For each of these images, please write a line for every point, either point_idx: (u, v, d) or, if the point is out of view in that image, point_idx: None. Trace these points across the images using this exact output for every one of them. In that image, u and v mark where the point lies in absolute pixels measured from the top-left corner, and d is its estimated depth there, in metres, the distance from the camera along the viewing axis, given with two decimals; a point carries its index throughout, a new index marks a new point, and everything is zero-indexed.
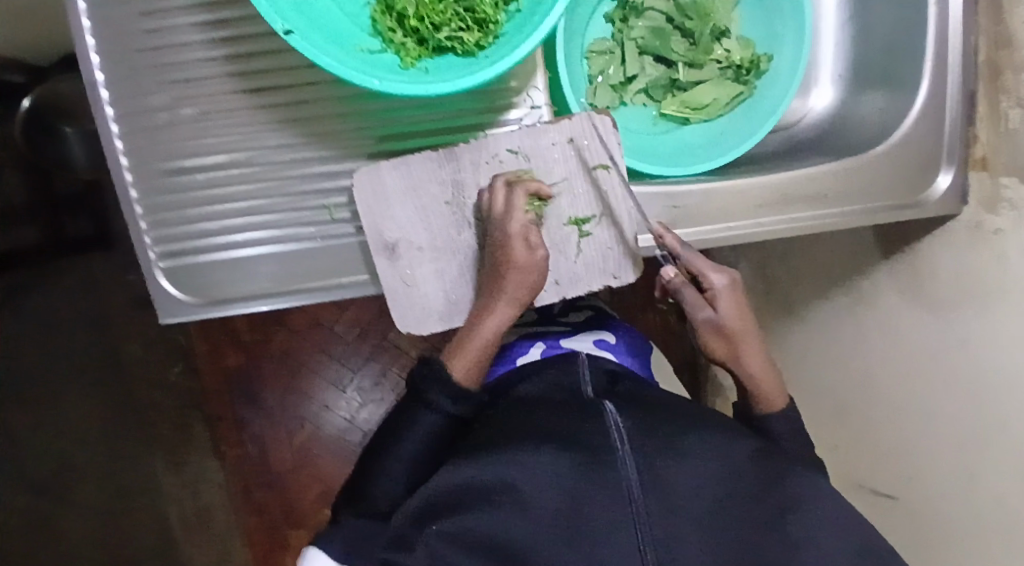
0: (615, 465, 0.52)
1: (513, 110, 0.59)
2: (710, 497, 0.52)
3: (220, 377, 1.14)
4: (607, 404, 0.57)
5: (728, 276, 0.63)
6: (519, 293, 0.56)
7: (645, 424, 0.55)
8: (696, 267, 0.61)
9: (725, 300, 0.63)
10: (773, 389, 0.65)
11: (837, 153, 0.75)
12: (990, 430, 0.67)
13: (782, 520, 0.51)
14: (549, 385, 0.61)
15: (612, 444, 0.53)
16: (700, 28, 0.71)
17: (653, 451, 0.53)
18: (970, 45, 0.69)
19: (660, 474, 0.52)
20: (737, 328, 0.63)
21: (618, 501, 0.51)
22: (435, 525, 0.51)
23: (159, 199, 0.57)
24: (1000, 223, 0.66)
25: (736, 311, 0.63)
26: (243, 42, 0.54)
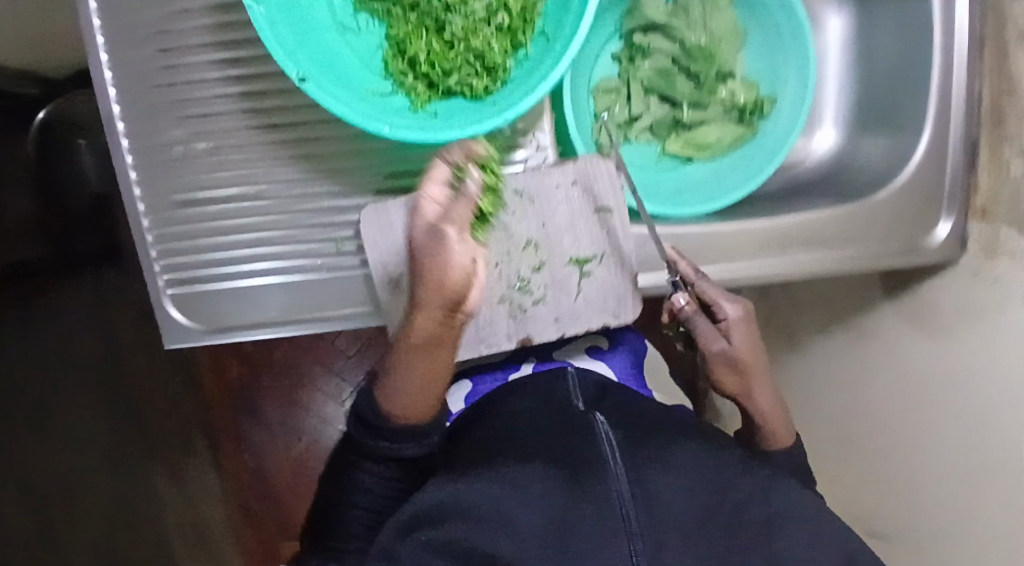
0: (604, 474, 0.49)
1: (519, 149, 0.61)
2: (701, 506, 0.49)
3: (224, 391, 1.14)
4: (595, 417, 0.55)
5: (742, 307, 0.65)
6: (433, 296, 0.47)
7: (636, 436, 0.53)
8: (709, 298, 0.63)
9: (739, 332, 0.65)
10: (778, 422, 0.69)
11: (839, 194, 0.76)
12: (986, 473, 0.68)
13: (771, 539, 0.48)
14: (537, 401, 0.60)
15: (602, 455, 0.51)
16: (706, 70, 0.72)
17: (641, 462, 0.51)
18: (975, 91, 0.70)
19: (649, 484, 0.49)
20: (749, 359, 0.66)
21: (608, 512, 0.48)
22: (422, 535, 0.48)
23: (169, 229, 0.59)
24: (999, 270, 0.67)
25: (749, 342, 0.66)
26: (258, 80, 0.56)
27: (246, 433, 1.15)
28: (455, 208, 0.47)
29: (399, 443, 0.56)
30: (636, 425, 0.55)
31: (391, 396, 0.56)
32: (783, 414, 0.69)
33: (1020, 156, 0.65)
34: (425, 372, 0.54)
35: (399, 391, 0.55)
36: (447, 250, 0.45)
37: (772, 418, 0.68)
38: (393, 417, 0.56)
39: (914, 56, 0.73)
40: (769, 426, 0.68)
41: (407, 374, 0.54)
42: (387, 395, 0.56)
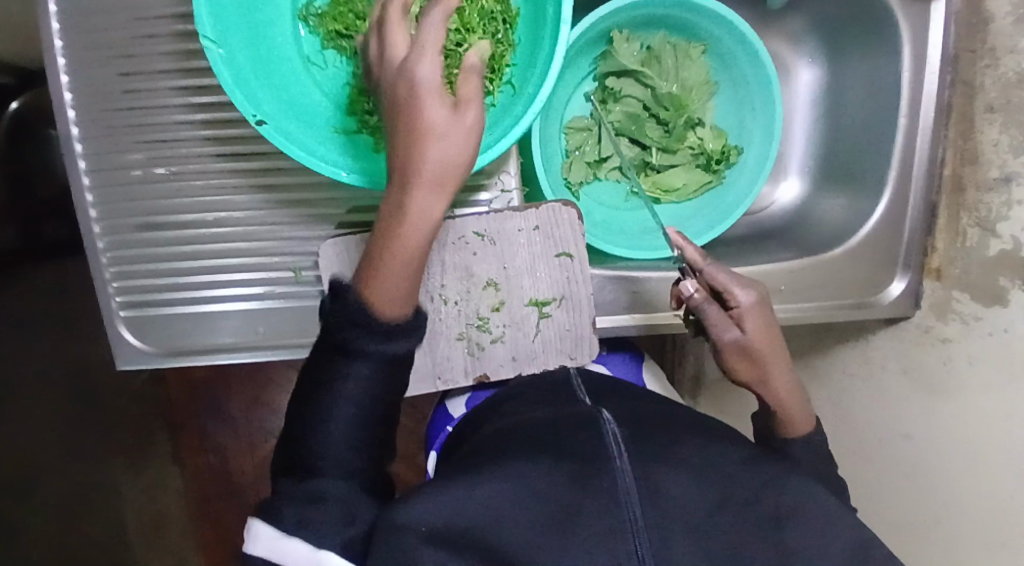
0: (611, 473, 0.43)
1: (483, 191, 0.62)
2: (710, 501, 0.42)
3: (185, 387, 1.13)
4: (602, 412, 0.49)
5: (755, 292, 0.59)
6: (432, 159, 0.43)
7: (642, 434, 0.47)
8: (722, 282, 0.59)
9: (755, 319, 0.59)
10: (798, 412, 0.61)
11: (797, 248, 0.77)
12: (927, 521, 0.70)
13: (778, 527, 0.42)
14: (540, 403, 0.55)
15: (609, 449, 0.45)
16: (675, 118, 0.73)
17: (650, 458, 0.44)
18: (938, 156, 0.72)
19: (658, 480, 0.42)
20: (763, 349, 0.59)
21: (616, 508, 0.41)
22: (418, 526, 0.41)
23: (124, 251, 0.59)
24: (948, 333, 0.69)
25: (764, 329, 0.59)
26: (222, 109, 0.57)
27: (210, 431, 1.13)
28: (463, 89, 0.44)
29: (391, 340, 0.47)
30: (640, 424, 0.49)
31: (382, 283, 0.46)
32: (803, 400, 0.61)
33: (977, 225, 0.67)
34: (416, 246, 0.45)
35: (392, 269, 0.46)
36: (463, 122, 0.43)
37: (791, 405, 0.60)
38: (388, 310, 0.46)
39: (883, 116, 0.75)
40: (786, 413, 0.60)
41: (400, 246, 0.45)
42: (376, 286, 0.46)
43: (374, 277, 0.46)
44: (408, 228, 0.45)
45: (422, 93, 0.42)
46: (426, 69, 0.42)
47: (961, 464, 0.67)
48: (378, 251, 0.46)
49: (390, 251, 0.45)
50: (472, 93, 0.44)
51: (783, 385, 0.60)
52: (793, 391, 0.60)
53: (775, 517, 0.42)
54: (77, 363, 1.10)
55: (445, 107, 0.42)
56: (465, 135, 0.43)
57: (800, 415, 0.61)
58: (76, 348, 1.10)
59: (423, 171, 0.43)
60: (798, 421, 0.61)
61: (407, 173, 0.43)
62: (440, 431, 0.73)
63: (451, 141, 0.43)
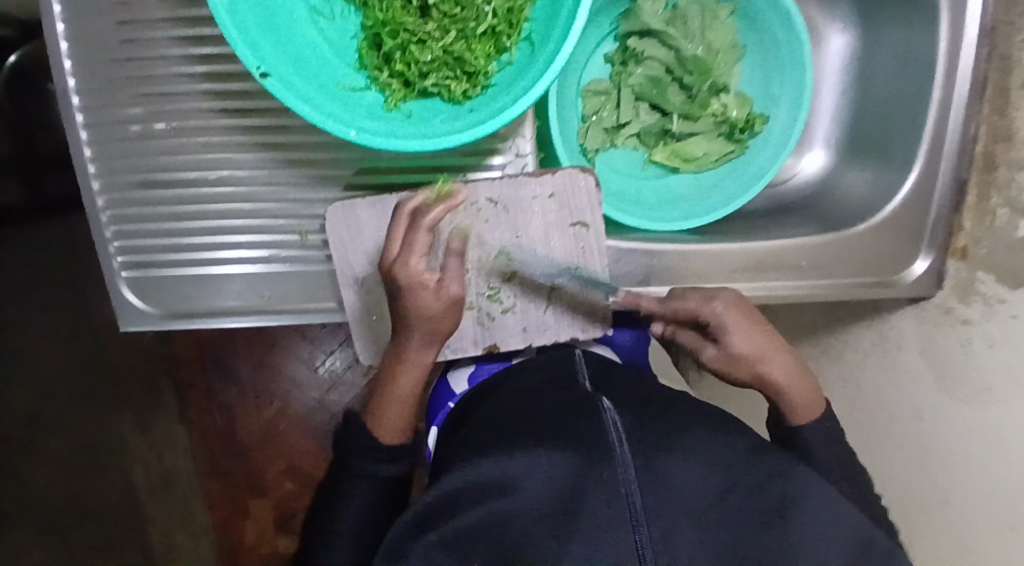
0: (613, 460, 0.45)
1: (497, 155, 0.60)
2: (713, 489, 0.45)
3: (194, 345, 1.12)
4: (602, 398, 0.52)
5: (722, 308, 0.61)
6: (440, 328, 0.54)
7: (645, 420, 0.50)
8: (688, 309, 0.61)
9: (731, 331, 0.61)
10: (803, 395, 0.61)
11: (820, 222, 0.75)
12: (933, 504, 0.69)
13: (783, 516, 0.44)
14: (542, 377, 0.58)
15: (610, 438, 0.47)
16: (699, 83, 0.70)
17: (651, 446, 0.47)
18: (970, 132, 0.69)
19: (660, 469, 0.45)
20: (751, 351, 0.61)
21: (618, 495, 0.44)
22: (430, 534, 0.45)
23: (125, 209, 0.57)
24: (970, 314, 0.67)
25: (745, 333, 0.61)
26: (224, 61, 0.55)
27: (216, 391, 1.12)
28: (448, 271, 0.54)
29: (387, 465, 0.58)
30: (643, 408, 0.52)
31: (383, 425, 0.58)
32: (806, 381, 0.61)
33: (1007, 205, 0.64)
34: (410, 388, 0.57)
35: (392, 414, 0.58)
36: (447, 289, 0.53)
37: (797, 390, 0.61)
38: (388, 442, 0.58)
39: (914, 90, 0.72)
40: (788, 398, 0.61)
41: (398, 392, 0.57)
42: (379, 425, 0.58)
43: (378, 417, 0.58)
44: (406, 375, 0.57)
45: (410, 291, 0.52)
46: (410, 277, 0.52)
47: (966, 449, 0.66)
48: (381, 403, 0.58)
49: (393, 395, 0.57)
50: (456, 268, 0.54)
51: (783, 372, 0.61)
52: (796, 375, 0.61)
53: (780, 504, 0.44)
54: (84, 319, 1.10)
55: (430, 297, 0.52)
56: (451, 309, 0.54)
57: (810, 397, 0.61)
58: (83, 306, 1.09)
59: (416, 333, 0.54)
60: (812, 405, 0.61)
61: (404, 342, 0.55)
62: (440, 407, 0.70)
63: (442, 315, 0.54)
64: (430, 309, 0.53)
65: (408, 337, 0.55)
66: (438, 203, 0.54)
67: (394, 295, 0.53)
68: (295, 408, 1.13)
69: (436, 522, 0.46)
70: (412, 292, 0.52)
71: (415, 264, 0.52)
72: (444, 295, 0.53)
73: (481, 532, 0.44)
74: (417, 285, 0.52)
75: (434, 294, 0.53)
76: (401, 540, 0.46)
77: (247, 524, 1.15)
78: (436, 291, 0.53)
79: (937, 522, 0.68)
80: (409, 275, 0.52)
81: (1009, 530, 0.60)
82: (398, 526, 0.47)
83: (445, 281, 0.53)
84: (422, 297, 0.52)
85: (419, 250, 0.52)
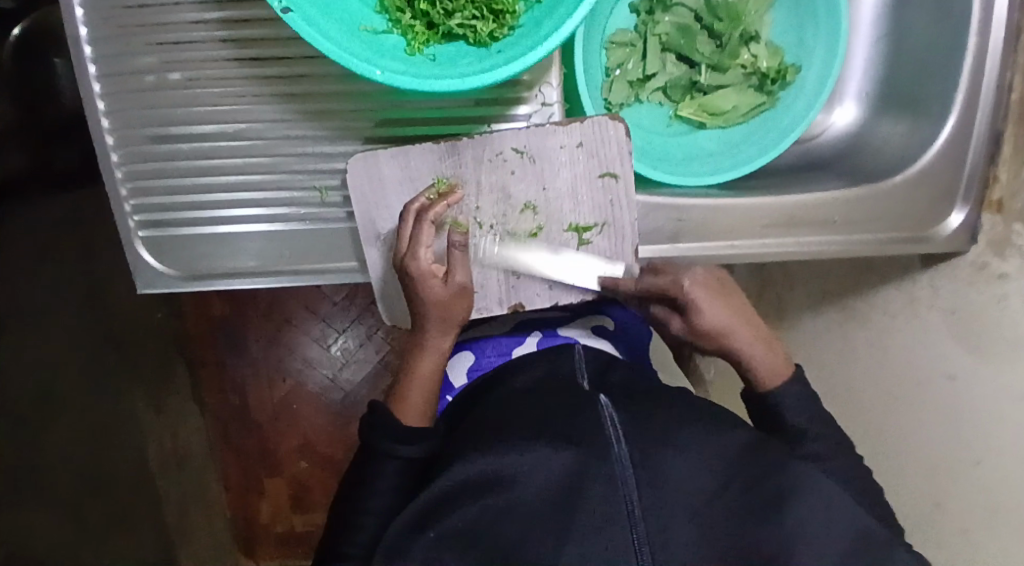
0: (610, 459, 0.49)
1: (522, 105, 0.57)
2: (705, 490, 0.48)
3: (203, 321, 1.16)
4: (601, 397, 0.55)
5: (690, 287, 0.63)
6: (452, 314, 0.56)
7: (639, 418, 0.53)
8: (661, 290, 0.62)
9: (699, 310, 0.63)
10: (774, 362, 0.64)
11: (849, 177, 0.73)
12: (961, 467, 0.67)
13: (780, 513, 0.47)
14: (542, 379, 0.61)
15: (608, 437, 0.51)
16: (729, 31, 0.68)
17: (647, 445, 0.50)
18: (1006, 81, 0.66)
19: (654, 468, 0.49)
20: (719, 326, 0.64)
21: (615, 493, 0.47)
22: (432, 530, 0.49)
23: (141, 164, 0.57)
24: (1006, 268, 0.63)
25: (713, 310, 0.64)
26: (238, 7, 0.54)
27: (229, 367, 1.16)
28: (453, 260, 0.54)
29: (411, 445, 0.57)
30: (638, 407, 0.55)
31: (404, 407, 0.59)
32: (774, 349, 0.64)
33: None
34: (429, 370, 0.59)
35: (413, 398, 0.59)
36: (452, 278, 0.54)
37: (762, 357, 0.64)
38: (410, 423, 0.58)
39: (950, 38, 0.69)
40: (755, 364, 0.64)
41: (420, 375, 0.59)
42: (402, 409, 0.59)
43: (403, 401, 0.59)
44: (427, 359, 0.59)
45: (421, 282, 0.54)
46: (420, 268, 0.54)
47: (995, 410, 0.63)
48: (403, 386, 0.59)
49: (414, 379, 0.59)
50: (460, 258, 0.54)
51: (747, 341, 0.64)
52: (759, 343, 0.64)
53: (777, 498, 0.48)
54: None
55: (440, 288, 0.54)
56: (460, 298, 0.55)
57: (778, 363, 0.64)
58: None
59: (431, 321, 0.56)
60: (779, 371, 0.64)
61: (420, 328, 0.57)
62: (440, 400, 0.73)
63: (450, 304, 0.55)
64: (439, 298, 0.54)
65: (423, 325, 0.57)
66: (438, 199, 0.55)
67: (407, 287, 0.55)
68: (308, 388, 1.16)
69: (437, 518, 0.49)
70: (424, 282, 0.54)
71: (421, 263, 0.53)
72: (450, 284, 0.54)
73: (482, 528, 0.48)
74: (423, 279, 0.54)
75: (441, 284, 0.54)
76: (402, 536, 0.50)
77: (261, 501, 1.20)
78: (443, 280, 0.54)
79: (965, 485, 0.66)
80: (418, 269, 0.53)
81: None
82: (400, 521, 0.51)
83: (453, 271, 0.54)
84: (430, 288, 0.54)
85: (425, 248, 0.53)
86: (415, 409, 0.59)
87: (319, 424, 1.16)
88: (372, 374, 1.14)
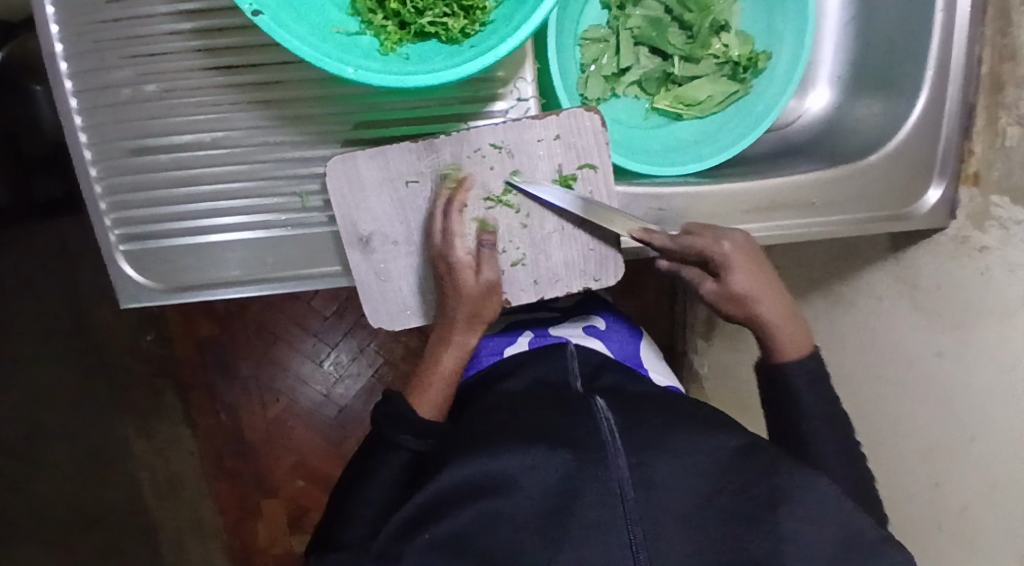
0: (606, 463, 0.48)
1: (498, 101, 0.59)
2: (699, 494, 0.48)
3: (192, 346, 1.09)
4: (596, 399, 0.54)
5: (730, 250, 0.58)
6: (484, 311, 0.58)
7: (635, 419, 0.52)
8: (697, 247, 0.57)
9: (735, 271, 0.58)
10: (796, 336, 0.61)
11: (828, 160, 0.73)
12: (956, 442, 0.67)
13: (773, 515, 0.46)
14: (535, 380, 0.60)
15: (603, 439, 0.49)
16: (699, 21, 0.68)
17: (644, 447, 0.49)
18: (975, 55, 0.67)
19: (651, 471, 0.48)
20: (752, 293, 0.59)
21: (609, 498, 0.46)
22: (424, 533, 0.48)
23: (119, 177, 0.59)
24: (987, 241, 0.64)
25: (750, 277, 0.58)
26: (211, 16, 0.56)
27: (219, 390, 1.10)
28: (482, 257, 0.57)
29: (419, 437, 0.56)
30: (636, 408, 0.53)
31: (423, 399, 0.58)
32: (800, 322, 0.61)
33: (1018, 123, 0.63)
34: (451, 366, 0.58)
35: (432, 391, 0.58)
36: (484, 272, 0.57)
37: (786, 328, 0.60)
38: (426, 414, 0.58)
39: (917, 16, 0.70)
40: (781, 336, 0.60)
41: (441, 368, 0.59)
42: (418, 401, 0.58)
43: (422, 392, 0.58)
44: (448, 353, 0.58)
45: (457, 271, 0.56)
46: (458, 258, 0.56)
47: (986, 381, 0.64)
48: (424, 379, 0.59)
49: (438, 372, 0.58)
50: (492, 255, 0.57)
51: (777, 313, 0.60)
52: (787, 316, 0.60)
53: (771, 500, 0.47)
54: (77, 324, 1.07)
55: (473, 279, 0.56)
56: (490, 294, 0.57)
57: (798, 336, 0.61)
58: (77, 310, 1.06)
59: (461, 315, 0.57)
60: (800, 342, 0.60)
61: (449, 322, 0.58)
62: None
63: (481, 297, 0.57)
64: (471, 292, 0.56)
65: (453, 321, 0.57)
66: (458, 189, 0.57)
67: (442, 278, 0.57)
68: (300, 404, 1.12)
69: (429, 523, 0.48)
70: (460, 273, 0.56)
71: (459, 253, 0.56)
72: (481, 279, 0.57)
73: (474, 535, 0.47)
74: (460, 267, 0.56)
75: (473, 278, 0.56)
76: (392, 541, 0.48)
77: (260, 524, 1.14)
78: (475, 272, 0.57)
79: (962, 459, 0.66)
80: (452, 261, 0.56)
81: None
82: (391, 525, 0.49)
83: (483, 266, 0.57)
84: (462, 277, 0.56)
85: (461, 240, 0.56)
86: (430, 402, 0.58)
87: (314, 444, 1.12)
88: (366, 387, 1.12)
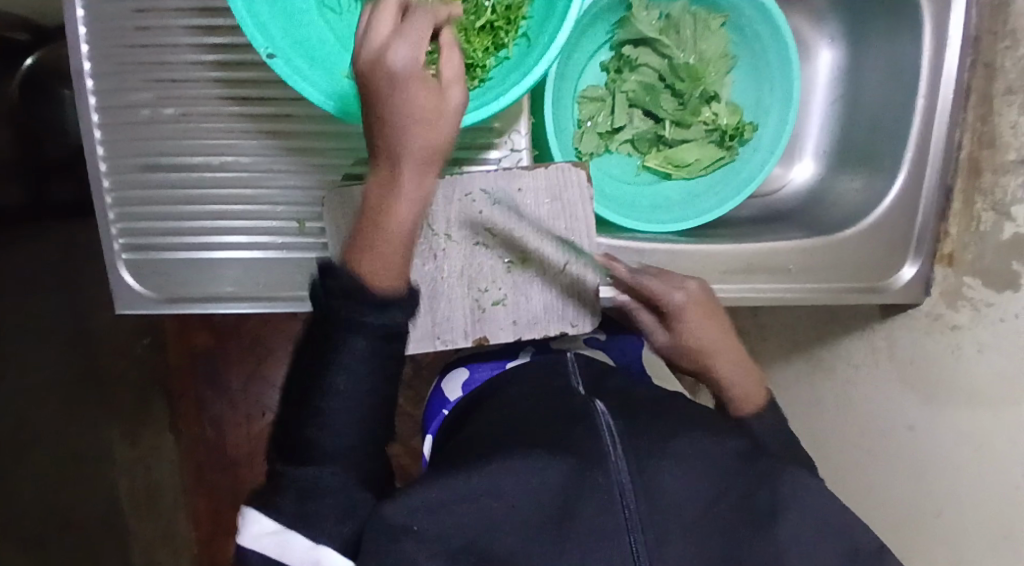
0: (605, 466, 0.44)
1: (493, 150, 0.63)
2: (704, 499, 0.43)
3: (186, 354, 1.09)
4: (595, 402, 0.51)
5: (680, 298, 0.61)
6: (440, 129, 0.43)
7: (637, 424, 0.48)
8: (649, 289, 0.62)
9: (683, 318, 0.61)
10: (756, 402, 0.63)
11: (809, 228, 0.76)
12: (923, 515, 0.68)
13: (776, 518, 0.42)
14: (537, 386, 0.59)
15: (602, 440, 0.46)
16: (690, 90, 0.73)
17: (644, 451, 0.45)
18: (955, 139, 0.71)
19: (651, 474, 0.44)
20: (703, 345, 0.62)
21: (611, 504, 0.42)
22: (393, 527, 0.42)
23: (129, 191, 0.62)
24: (959, 320, 0.67)
25: (699, 327, 0.61)
26: (232, 50, 0.60)
27: (207, 402, 1.10)
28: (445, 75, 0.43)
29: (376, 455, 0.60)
30: (635, 410, 0.51)
31: (374, 269, 0.46)
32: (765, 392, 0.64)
33: (991, 210, 0.66)
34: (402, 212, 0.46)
35: (385, 251, 0.47)
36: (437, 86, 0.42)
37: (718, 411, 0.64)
38: (382, 288, 0.46)
39: (902, 98, 0.74)
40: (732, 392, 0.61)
41: (395, 226, 0.46)
42: (372, 272, 0.46)
43: (373, 251, 0.46)
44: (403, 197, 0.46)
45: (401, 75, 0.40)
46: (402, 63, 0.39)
47: (953, 455, 0.66)
48: (370, 238, 0.47)
49: (392, 219, 0.46)
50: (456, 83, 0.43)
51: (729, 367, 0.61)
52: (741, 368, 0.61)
53: (774, 509, 0.42)
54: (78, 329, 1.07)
55: (432, 93, 0.42)
56: (443, 111, 0.43)
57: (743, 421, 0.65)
58: (76, 314, 1.07)
59: (413, 149, 0.43)
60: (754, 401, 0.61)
61: (394, 152, 0.44)
62: (437, 413, 0.71)
63: (437, 121, 0.43)
64: (425, 108, 0.42)
65: (404, 158, 0.44)
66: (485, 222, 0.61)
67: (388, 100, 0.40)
68: None
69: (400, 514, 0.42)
70: (405, 77, 0.40)
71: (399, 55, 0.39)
72: (442, 97, 0.43)
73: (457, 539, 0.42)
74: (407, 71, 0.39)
75: (431, 90, 0.42)
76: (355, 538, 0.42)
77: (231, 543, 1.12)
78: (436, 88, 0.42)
79: (929, 533, 0.67)
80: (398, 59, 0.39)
81: (1004, 538, 0.59)
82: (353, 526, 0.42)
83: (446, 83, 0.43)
84: (411, 86, 0.41)
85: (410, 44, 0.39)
86: (378, 263, 0.47)
87: None
88: None
